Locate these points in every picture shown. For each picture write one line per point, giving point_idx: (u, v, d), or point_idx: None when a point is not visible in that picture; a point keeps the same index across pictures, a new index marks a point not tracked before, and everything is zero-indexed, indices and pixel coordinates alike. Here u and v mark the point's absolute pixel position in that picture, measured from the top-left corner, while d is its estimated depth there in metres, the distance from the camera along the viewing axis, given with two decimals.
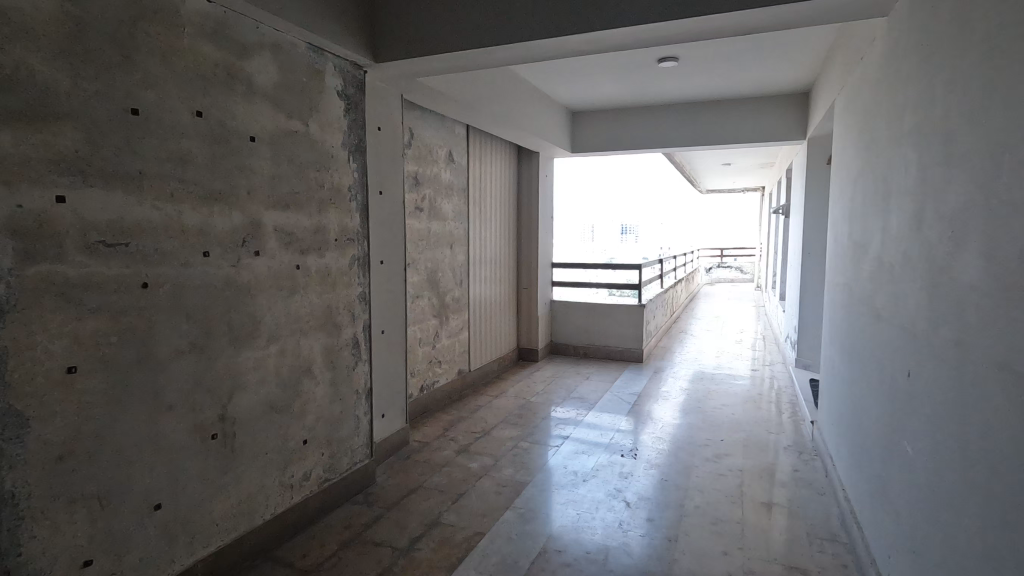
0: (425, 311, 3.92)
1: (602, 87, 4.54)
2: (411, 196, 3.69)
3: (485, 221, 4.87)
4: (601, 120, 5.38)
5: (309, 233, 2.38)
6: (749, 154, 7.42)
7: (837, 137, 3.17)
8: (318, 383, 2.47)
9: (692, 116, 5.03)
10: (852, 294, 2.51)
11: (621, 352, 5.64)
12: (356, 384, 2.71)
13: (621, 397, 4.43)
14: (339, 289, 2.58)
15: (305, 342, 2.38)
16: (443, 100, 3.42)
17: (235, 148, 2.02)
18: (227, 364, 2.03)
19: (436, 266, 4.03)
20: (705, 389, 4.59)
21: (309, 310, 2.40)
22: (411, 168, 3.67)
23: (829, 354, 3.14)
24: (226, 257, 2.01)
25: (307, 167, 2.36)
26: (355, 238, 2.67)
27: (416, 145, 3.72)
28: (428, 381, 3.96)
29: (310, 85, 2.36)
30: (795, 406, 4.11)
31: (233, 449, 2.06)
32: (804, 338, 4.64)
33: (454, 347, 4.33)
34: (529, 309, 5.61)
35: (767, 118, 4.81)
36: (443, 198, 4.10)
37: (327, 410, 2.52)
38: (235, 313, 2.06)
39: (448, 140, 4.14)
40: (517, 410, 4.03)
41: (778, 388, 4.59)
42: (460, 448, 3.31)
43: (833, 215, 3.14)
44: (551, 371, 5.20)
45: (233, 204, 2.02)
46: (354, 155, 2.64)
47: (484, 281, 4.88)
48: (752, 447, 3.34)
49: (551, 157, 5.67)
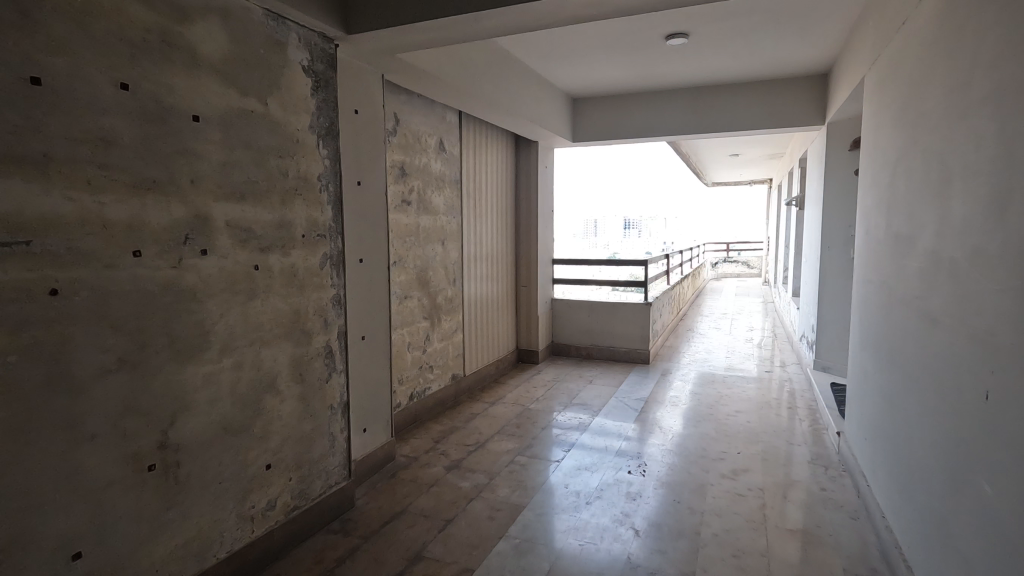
0: (415, 313, 3.62)
1: (605, 69, 4.22)
2: (397, 189, 3.39)
3: (481, 214, 4.57)
4: (603, 107, 5.06)
5: (271, 228, 2.08)
6: (759, 143, 7.08)
7: (867, 117, 2.85)
8: (284, 399, 2.17)
9: (701, 101, 4.71)
10: (894, 294, 2.20)
11: (626, 353, 5.33)
12: (331, 397, 2.42)
13: (626, 403, 4.12)
14: (309, 292, 2.28)
15: (267, 354, 2.08)
16: (429, 80, 3.10)
17: (175, 129, 1.72)
18: (169, 382, 1.74)
19: (426, 264, 3.73)
20: (716, 394, 4.27)
21: (273, 316, 2.11)
22: (397, 157, 3.37)
23: (859, 359, 2.83)
24: (165, 257, 1.71)
25: (267, 152, 2.06)
26: (327, 234, 2.37)
27: (402, 132, 3.42)
28: (418, 388, 3.67)
29: (269, 58, 2.05)
30: (816, 413, 3.80)
31: (178, 480, 1.77)
32: (823, 339, 4.32)
33: (447, 350, 4.03)
34: (528, 308, 5.32)
35: (782, 102, 4.47)
36: (433, 191, 3.80)
37: (295, 429, 2.23)
38: (178, 323, 1.76)
39: (439, 128, 3.83)
40: (514, 419, 3.73)
41: (796, 393, 4.27)
42: (450, 465, 3.01)
43: (863, 204, 2.82)
44: (552, 374, 4.90)
45: (173, 194, 1.72)
46: (325, 140, 2.34)
47: (480, 280, 4.58)
48: (772, 461, 3.03)
49: (551, 147, 5.35)
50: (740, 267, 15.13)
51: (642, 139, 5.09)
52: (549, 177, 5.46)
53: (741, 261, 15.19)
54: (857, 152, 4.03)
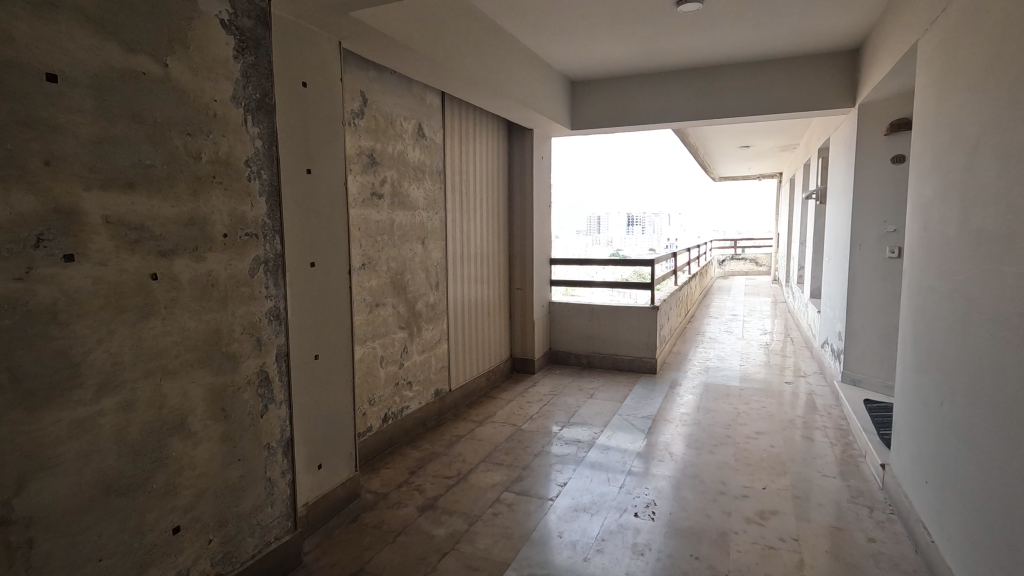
0: (389, 322, 3.17)
1: (606, 44, 3.74)
2: (366, 179, 2.92)
3: (469, 209, 4.10)
4: (604, 91, 4.58)
5: (176, 226, 1.62)
6: (773, 131, 6.58)
7: (920, 88, 2.36)
8: (201, 443, 1.72)
9: (714, 82, 4.22)
10: (979, 306, 1.72)
11: (631, 361, 4.87)
12: (268, 434, 1.96)
13: (631, 422, 3.64)
14: (234, 305, 1.82)
15: (172, 386, 1.63)
16: (397, 49, 2.64)
17: (20, 91, 1.26)
18: (13, 436, 1.27)
19: (403, 266, 3.27)
20: (732, 410, 3.80)
21: (180, 338, 1.65)
22: (366, 143, 2.91)
23: (911, 381, 2.36)
24: (4, 265, 1.25)
25: (168, 127, 1.59)
26: (260, 233, 1.90)
27: (371, 114, 2.95)
28: (393, 409, 3.21)
29: (171, 6, 1.59)
30: (848, 434, 3.33)
31: (34, 564, 1.32)
32: (852, 347, 3.84)
33: (429, 363, 3.58)
34: (523, 313, 4.84)
35: (805, 83, 3.99)
36: (411, 183, 3.34)
37: (217, 480, 1.77)
38: (29, 354, 1.30)
39: (417, 110, 3.36)
40: (503, 443, 3.27)
41: (822, 409, 3.79)
42: (424, 504, 2.55)
43: (917, 193, 2.33)
44: (550, 386, 4.44)
45: (16, 180, 1.26)
46: (257, 116, 1.88)
47: (468, 282, 4.12)
48: (803, 500, 2.56)
49: (547, 135, 4.87)
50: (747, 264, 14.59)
51: (647, 125, 4.61)
52: (546, 168, 4.99)
53: (749, 258, 14.69)
54: (893, 137, 3.54)
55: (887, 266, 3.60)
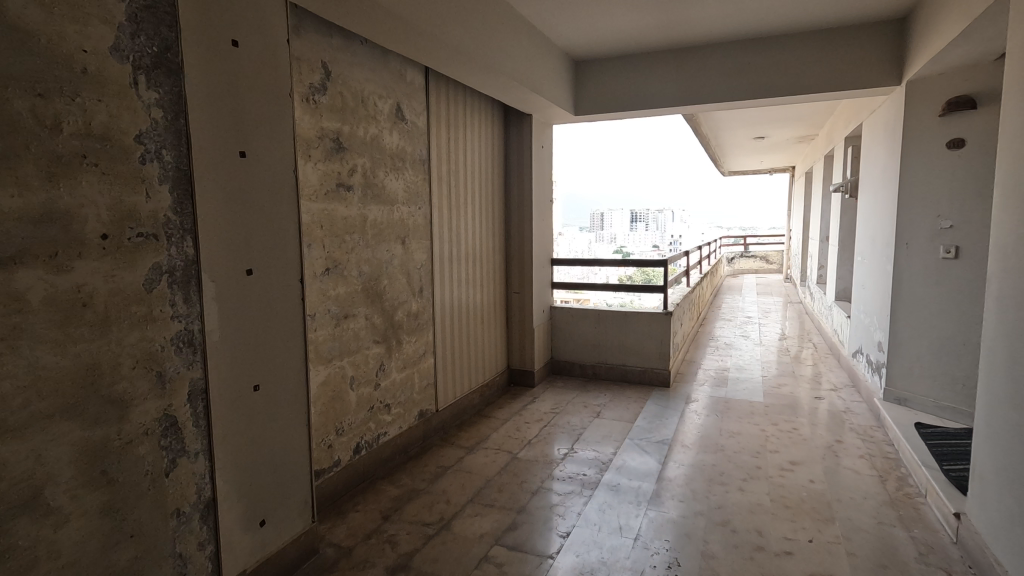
0: (362, 336, 2.70)
1: (615, 14, 3.25)
2: (330, 168, 2.46)
3: (459, 205, 3.63)
4: (611, 72, 4.10)
5: (21, 224, 1.15)
6: (791, 118, 6.07)
7: (1015, 45, 1.87)
8: (68, 523, 1.25)
9: (738, 59, 3.72)
10: None
11: (641, 373, 4.40)
12: (177, 497, 1.49)
13: (644, 448, 3.17)
14: (120, 331, 1.35)
15: (18, 449, 1.16)
16: (363, 6, 2.17)
17: None
18: None
19: (378, 270, 2.81)
20: (759, 433, 3.32)
21: (29, 380, 1.18)
22: (329, 124, 2.44)
23: (1001, 417, 1.88)
24: None
25: (6, 84, 1.12)
26: (162, 233, 1.43)
27: (337, 90, 2.48)
28: (367, 437, 2.75)
29: None
30: (899, 465, 2.84)
31: None
32: (897, 361, 3.35)
33: (412, 380, 3.12)
34: (522, 319, 4.37)
35: (842, 58, 3.50)
36: (387, 172, 2.86)
37: (98, 567, 1.31)
38: None
39: (394, 88, 2.88)
40: (496, 476, 2.80)
41: (864, 433, 3.30)
42: (395, 564, 2.08)
43: (1012, 178, 1.84)
44: (551, 402, 3.97)
45: None
46: (155, 77, 1.41)
47: (459, 286, 3.65)
48: (863, 559, 2.08)
49: (547, 121, 4.38)
50: (756, 262, 14.04)
51: (659, 110, 4.13)
52: (547, 159, 4.51)
53: (758, 254, 14.18)
54: (950, 117, 3.05)
55: (940, 269, 3.12)
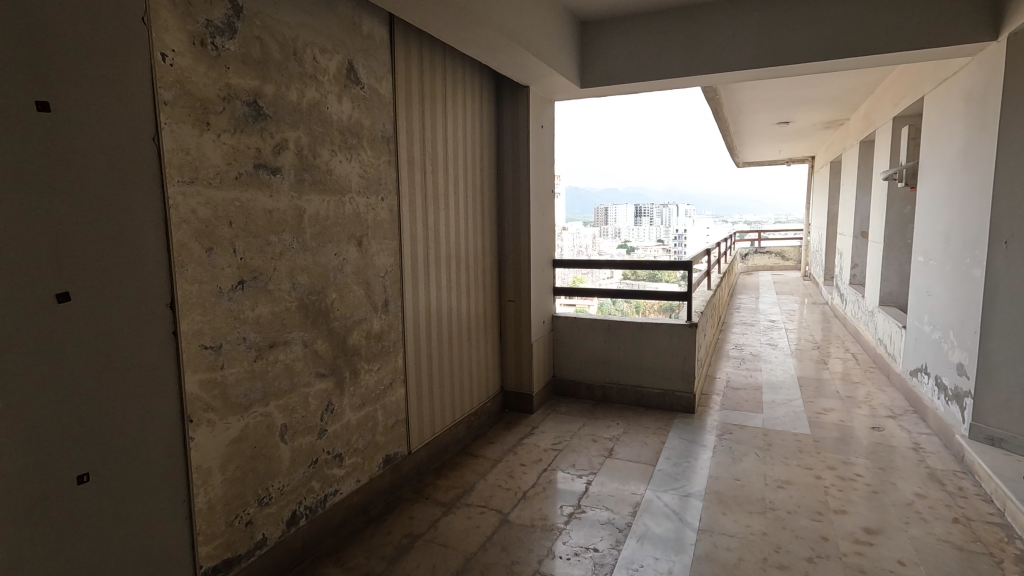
0: (299, 370, 2.02)
1: None
2: (242, 143, 1.77)
3: (437, 197, 2.93)
4: (624, 33, 3.38)
5: None
6: (826, 96, 5.32)
7: None
8: None
9: (784, 13, 3.00)
10: None
11: (659, 396, 3.71)
12: None
13: (670, 505, 2.47)
14: None
15: None
16: None
17: None
18: None
19: (323, 282, 2.13)
20: (816, 483, 2.62)
21: None
22: (241, 82, 1.75)
23: None
24: None
25: None
26: None
27: (255, 36, 1.80)
28: (307, 501, 2.08)
29: None
30: (1012, 538, 2.15)
31: None
32: (989, 390, 2.67)
33: (375, 418, 2.44)
34: (518, 331, 3.68)
35: (919, 8, 2.77)
36: (336, 152, 2.17)
37: None
38: None
39: (343, 40, 2.19)
40: (477, 553, 2.12)
41: (948, 483, 2.60)
42: None
43: None
44: (553, 434, 3.30)
45: None
46: None
47: (439, 296, 2.96)
48: None
49: (549, 95, 3.67)
50: (770, 257, 13.23)
51: (684, 80, 3.42)
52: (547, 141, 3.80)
53: (773, 251, 13.21)
54: None
55: None
